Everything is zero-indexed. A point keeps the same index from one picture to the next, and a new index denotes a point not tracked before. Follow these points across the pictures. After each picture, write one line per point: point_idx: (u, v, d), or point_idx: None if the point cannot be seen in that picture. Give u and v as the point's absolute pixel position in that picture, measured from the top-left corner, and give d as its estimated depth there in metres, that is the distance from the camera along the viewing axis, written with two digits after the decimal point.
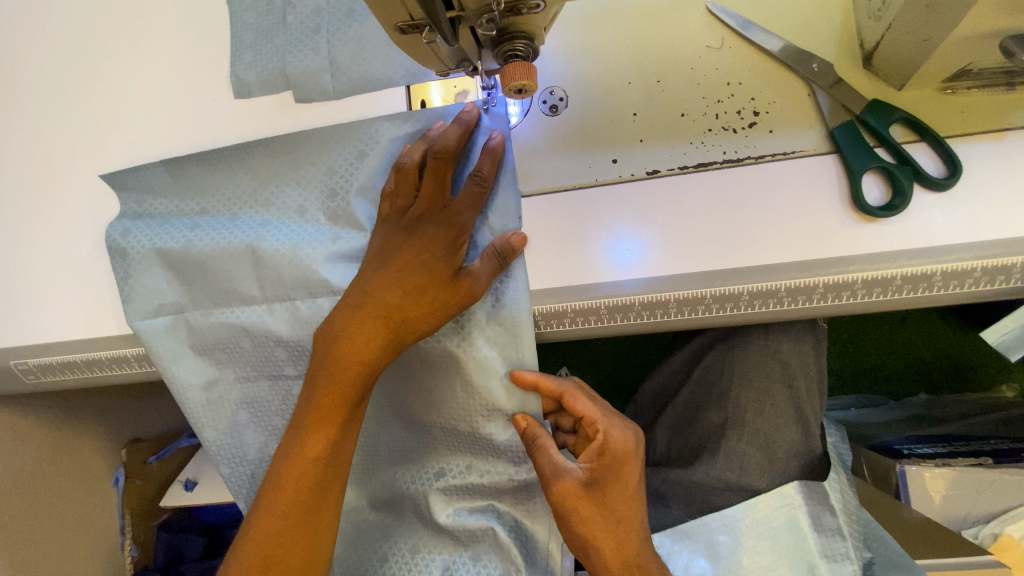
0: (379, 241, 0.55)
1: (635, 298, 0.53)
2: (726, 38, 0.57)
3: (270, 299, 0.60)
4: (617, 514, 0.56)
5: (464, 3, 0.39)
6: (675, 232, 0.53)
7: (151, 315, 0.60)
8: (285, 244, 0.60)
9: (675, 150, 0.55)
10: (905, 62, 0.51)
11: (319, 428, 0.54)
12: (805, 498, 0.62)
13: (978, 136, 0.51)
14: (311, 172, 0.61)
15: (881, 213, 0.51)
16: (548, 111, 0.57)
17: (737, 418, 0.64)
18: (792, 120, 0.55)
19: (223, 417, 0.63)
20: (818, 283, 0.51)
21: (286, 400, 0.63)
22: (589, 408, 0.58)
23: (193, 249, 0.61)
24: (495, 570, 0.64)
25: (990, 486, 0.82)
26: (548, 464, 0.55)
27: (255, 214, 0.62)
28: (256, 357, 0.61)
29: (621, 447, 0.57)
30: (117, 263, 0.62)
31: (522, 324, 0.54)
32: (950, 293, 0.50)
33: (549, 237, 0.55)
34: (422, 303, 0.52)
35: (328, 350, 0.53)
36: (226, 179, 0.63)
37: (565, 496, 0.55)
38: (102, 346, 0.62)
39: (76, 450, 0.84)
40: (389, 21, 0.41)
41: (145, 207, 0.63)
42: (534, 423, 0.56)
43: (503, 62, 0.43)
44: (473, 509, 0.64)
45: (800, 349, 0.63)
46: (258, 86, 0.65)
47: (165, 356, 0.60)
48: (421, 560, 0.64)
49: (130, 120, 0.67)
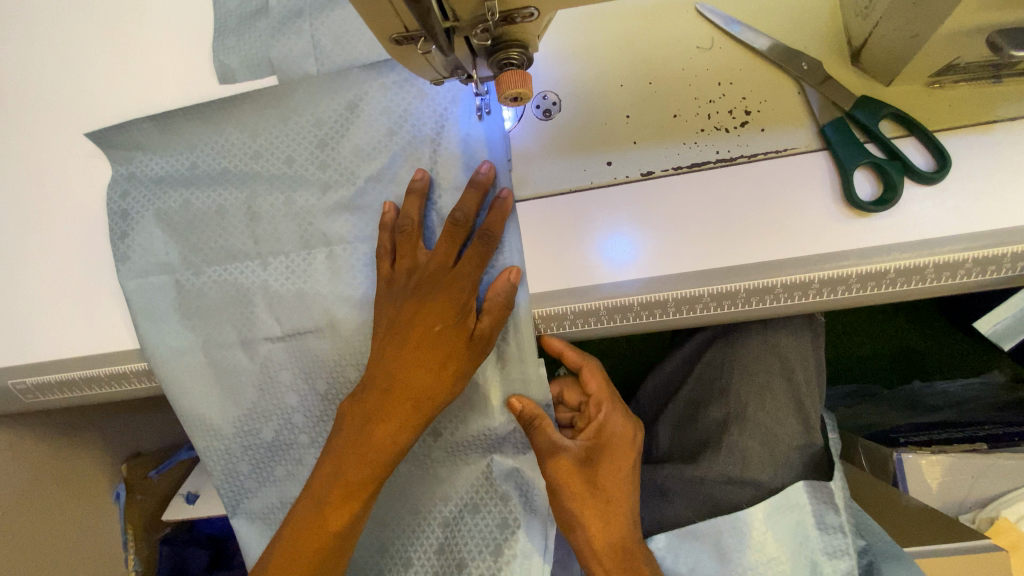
0: (388, 309, 0.56)
1: (634, 298, 0.54)
2: (715, 39, 0.58)
3: (264, 253, 0.61)
4: (607, 495, 0.59)
5: (458, 13, 0.39)
6: (669, 218, 0.54)
7: (147, 273, 0.62)
8: (278, 199, 0.61)
9: (669, 151, 0.56)
10: (893, 58, 0.52)
11: (343, 504, 0.56)
12: (811, 497, 0.60)
13: (964, 129, 0.52)
14: (298, 124, 0.61)
15: (872, 208, 0.51)
16: (542, 116, 0.58)
17: (739, 412, 0.65)
18: (783, 119, 0.55)
19: (207, 396, 0.63)
20: (814, 278, 0.52)
21: (263, 368, 0.62)
22: (598, 391, 0.62)
23: (192, 207, 0.62)
24: (495, 520, 0.63)
25: (988, 472, 0.83)
26: (545, 441, 0.56)
27: (245, 165, 0.62)
28: (234, 314, 0.61)
29: (617, 433, 0.61)
30: (118, 223, 0.63)
31: (528, 328, 0.56)
32: (943, 284, 0.52)
33: (547, 238, 0.55)
34: (444, 381, 0.55)
35: (362, 438, 0.55)
36: (215, 132, 0.63)
37: (561, 472, 0.57)
38: (100, 359, 0.61)
39: (74, 463, 0.83)
40: (383, 33, 0.40)
41: (137, 164, 0.64)
42: (530, 404, 0.57)
43: (498, 70, 0.43)
44: (468, 463, 0.63)
45: (799, 344, 0.65)
46: (242, 72, 0.63)
47: (155, 313, 0.61)
48: (424, 520, 0.66)
49: (112, 116, 0.65)
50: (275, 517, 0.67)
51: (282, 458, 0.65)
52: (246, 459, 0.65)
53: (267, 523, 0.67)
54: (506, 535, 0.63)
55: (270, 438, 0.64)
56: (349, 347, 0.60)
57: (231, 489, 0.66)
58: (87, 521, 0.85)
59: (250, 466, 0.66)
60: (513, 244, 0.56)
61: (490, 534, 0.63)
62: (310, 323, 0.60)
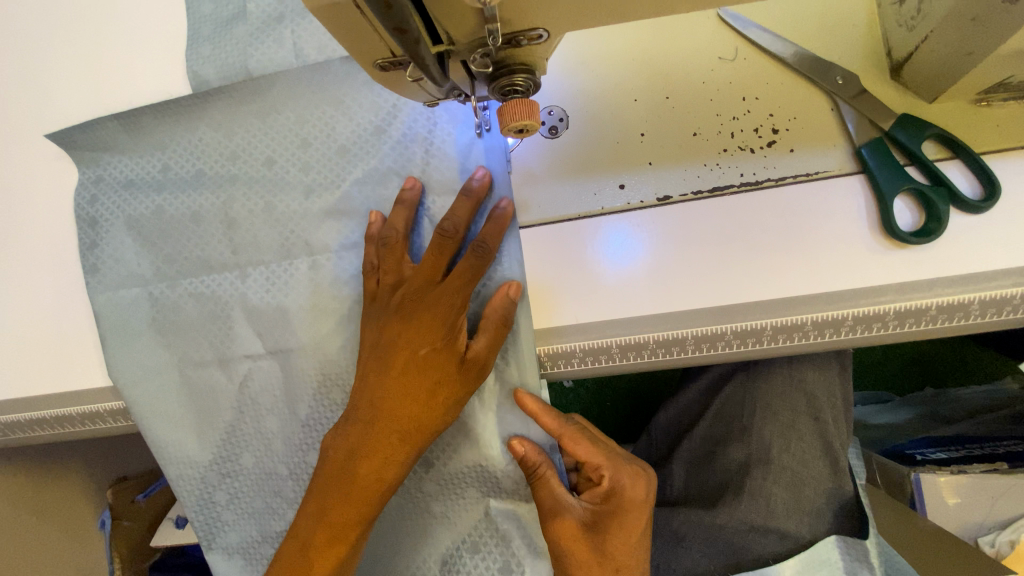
0: (373, 330, 0.51)
1: (649, 336, 0.49)
2: (739, 49, 0.53)
3: (243, 264, 0.56)
4: (616, 564, 0.52)
5: (453, 37, 0.34)
6: (689, 245, 0.49)
7: (118, 286, 0.57)
8: (257, 203, 0.56)
9: (689, 173, 0.51)
10: (939, 74, 0.47)
11: (329, 548, 0.52)
12: (843, 555, 0.57)
13: (1017, 151, 0.47)
14: (279, 121, 0.56)
15: (913, 240, 0.46)
16: (548, 133, 0.53)
17: (763, 454, 0.61)
18: (814, 137, 0.50)
19: (182, 418, 0.57)
20: (847, 315, 0.47)
21: (243, 389, 0.57)
22: (592, 454, 0.52)
23: (164, 214, 0.57)
24: (496, 563, 0.57)
25: (1009, 492, 0.74)
26: (548, 498, 0.51)
27: (221, 169, 0.57)
28: (211, 330, 0.56)
29: (629, 493, 0.52)
30: (86, 231, 0.58)
31: (530, 355, 0.51)
32: (988, 321, 0.47)
33: (553, 270, 0.50)
34: (435, 409, 0.50)
35: (346, 476, 0.51)
36: (188, 131, 0.58)
37: (563, 535, 0.51)
38: (68, 399, 0.56)
39: (54, 486, 0.79)
40: (367, 58, 0.35)
41: (104, 166, 0.59)
42: (531, 450, 0.52)
43: (501, 97, 0.38)
44: (464, 501, 0.57)
45: (825, 379, 0.61)
46: (218, 82, 0.58)
47: (126, 329, 0.56)
48: (418, 557, 0.59)
49: (75, 116, 0.59)
50: (256, 550, 0.60)
51: (261, 488, 0.59)
52: (220, 488, 0.59)
53: (243, 557, 0.60)
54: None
55: (251, 465, 0.58)
56: (339, 385, 0.55)
57: (205, 518, 0.59)
58: (65, 549, 0.80)
59: (228, 496, 0.59)
60: (512, 255, 0.51)
61: None
62: (295, 355, 0.55)
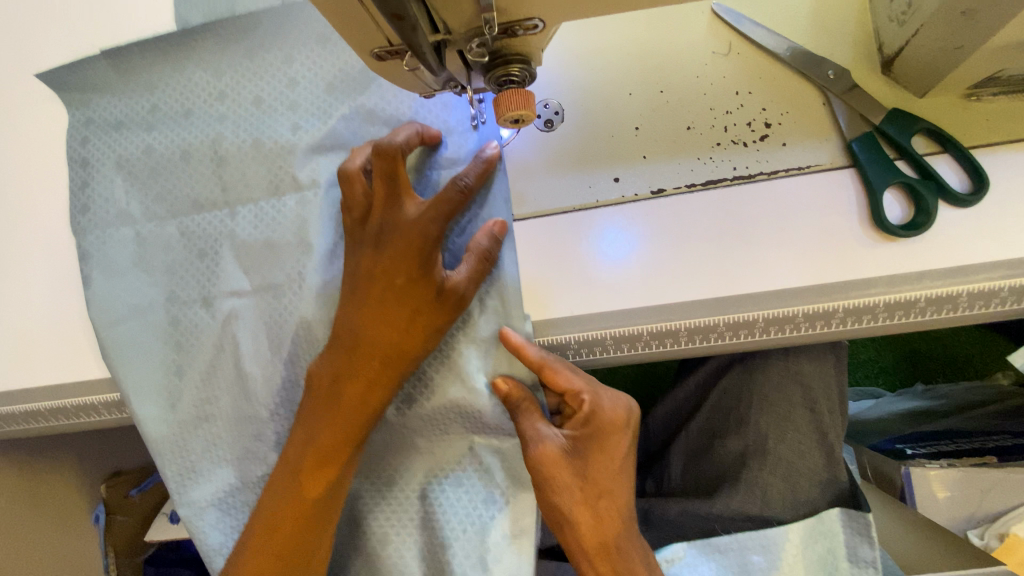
0: (353, 261, 0.51)
1: (644, 328, 0.49)
2: (733, 44, 0.53)
3: (233, 202, 0.55)
4: (599, 487, 0.52)
5: (450, 25, 0.34)
6: (682, 229, 0.50)
7: (108, 224, 0.56)
8: (244, 140, 0.55)
9: (682, 167, 0.51)
10: (929, 69, 0.47)
11: (315, 474, 0.52)
12: (844, 527, 0.58)
13: (1004, 146, 0.48)
14: (266, 60, 0.56)
15: (902, 233, 0.47)
16: (543, 126, 0.53)
17: (759, 445, 0.62)
18: (806, 132, 0.51)
19: (161, 357, 0.55)
20: (838, 307, 0.48)
21: (226, 327, 0.54)
22: (574, 382, 0.49)
23: (154, 152, 0.57)
24: (480, 494, 0.55)
25: (999, 485, 0.74)
26: (528, 429, 0.50)
27: (210, 109, 0.57)
28: (192, 266, 0.55)
29: (609, 416, 0.51)
30: (76, 171, 0.57)
31: (516, 303, 0.50)
32: (975, 313, 0.48)
33: (546, 258, 0.51)
34: (415, 337, 0.49)
35: (331, 401, 0.51)
36: (177, 72, 0.57)
37: (547, 464, 0.50)
38: (53, 389, 0.54)
39: (48, 475, 0.78)
40: (364, 46, 0.36)
41: (94, 108, 0.58)
42: (515, 386, 0.50)
43: (497, 88, 0.39)
44: (449, 436, 0.55)
45: (822, 370, 0.61)
46: (210, 64, 0.57)
47: (111, 290, 0.55)
48: (400, 494, 0.57)
49: (65, 57, 0.60)
50: (232, 499, 0.56)
51: (240, 432, 0.55)
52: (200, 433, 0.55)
53: (219, 508, 0.56)
54: (492, 513, 0.55)
55: (227, 410, 0.55)
56: None
57: (179, 468, 0.55)
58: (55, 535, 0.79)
59: (205, 444, 0.55)
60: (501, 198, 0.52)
61: (475, 510, 0.55)
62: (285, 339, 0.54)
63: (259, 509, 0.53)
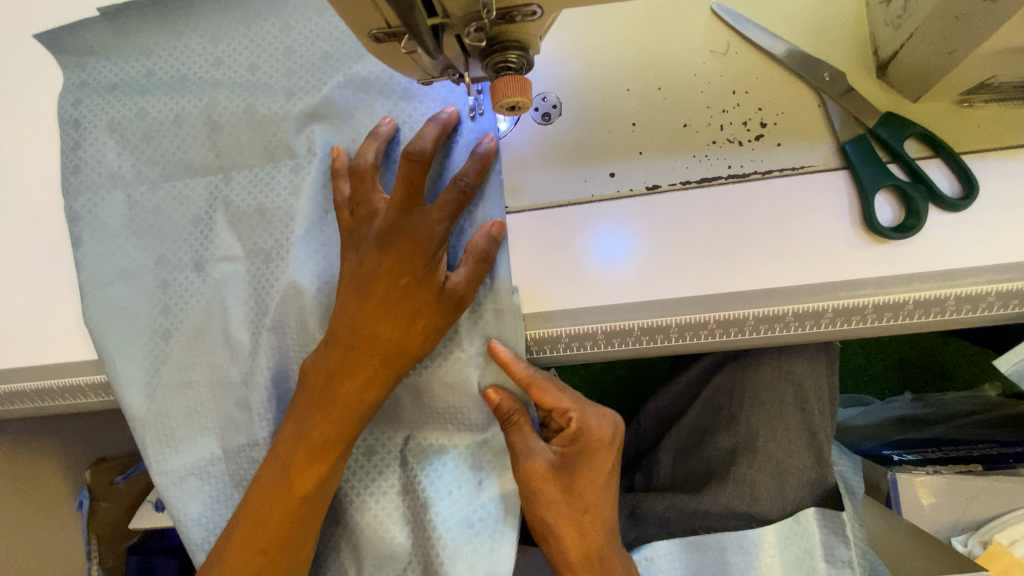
0: (352, 261, 0.50)
1: (635, 323, 0.49)
2: (731, 43, 0.54)
3: (227, 166, 0.55)
4: (584, 502, 0.52)
5: (448, 9, 0.34)
6: (677, 221, 0.50)
7: (99, 187, 0.55)
8: (239, 106, 0.55)
9: (678, 164, 0.51)
10: (922, 74, 0.48)
11: (308, 468, 0.50)
12: (821, 527, 0.60)
13: (994, 152, 0.49)
14: (264, 29, 0.56)
15: (893, 235, 0.47)
16: (541, 119, 0.53)
17: (749, 443, 0.62)
18: (801, 132, 0.51)
19: (147, 320, 0.54)
20: (828, 307, 0.48)
21: (216, 292, 0.54)
22: (560, 400, 0.50)
23: (147, 115, 0.56)
24: (467, 462, 0.54)
25: (983, 493, 0.74)
26: (518, 444, 0.50)
27: (206, 73, 0.56)
28: (185, 233, 0.54)
29: (596, 435, 0.51)
30: (68, 133, 0.57)
31: (512, 307, 0.50)
32: (963, 317, 0.48)
33: (541, 253, 0.51)
34: (415, 336, 0.48)
35: (327, 398, 0.49)
36: (174, 37, 0.57)
37: (533, 478, 0.50)
38: (37, 365, 0.54)
39: (31, 459, 0.77)
40: (362, 27, 0.36)
41: (87, 70, 0.58)
42: (507, 398, 0.49)
43: (494, 74, 0.39)
44: (433, 406, 0.52)
45: (814, 370, 0.62)
46: (207, 39, 0.57)
47: (99, 267, 0.54)
48: (381, 475, 0.55)
49: (62, 19, 0.59)
50: (214, 469, 0.54)
51: (220, 399, 0.54)
52: (176, 404, 0.53)
53: (200, 477, 0.54)
54: (478, 477, 0.53)
55: (205, 379, 0.54)
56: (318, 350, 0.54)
57: (159, 433, 0.53)
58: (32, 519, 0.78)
59: (186, 410, 0.54)
60: (494, 192, 0.52)
61: (462, 477, 0.54)
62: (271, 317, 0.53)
63: (244, 505, 0.51)
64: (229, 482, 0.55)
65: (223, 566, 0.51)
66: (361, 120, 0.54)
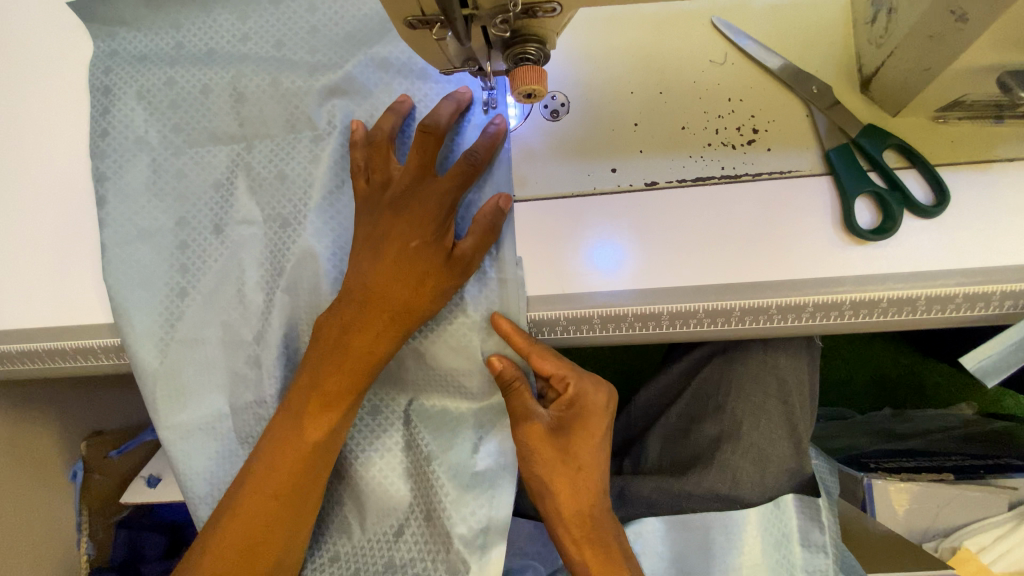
0: (367, 224, 0.53)
1: (629, 309, 0.52)
2: (729, 54, 0.58)
3: (249, 136, 0.58)
4: (579, 462, 0.55)
5: (478, 2, 0.38)
6: (674, 208, 0.54)
7: (125, 149, 0.58)
8: (264, 79, 0.58)
9: (675, 163, 0.55)
10: (902, 91, 0.52)
11: (321, 414, 0.52)
12: (799, 513, 0.64)
13: (965, 165, 0.53)
14: (291, 8, 0.59)
15: (871, 237, 0.51)
16: (549, 116, 0.57)
17: (732, 430, 0.65)
18: (790, 140, 0.55)
19: (164, 277, 0.56)
20: (809, 302, 0.52)
21: (233, 253, 0.56)
22: (558, 366, 0.52)
23: (175, 85, 0.59)
24: (467, 421, 0.57)
25: (952, 502, 0.77)
26: (518, 406, 0.52)
27: (234, 49, 0.59)
28: (206, 199, 0.57)
29: (590, 398, 0.54)
30: (98, 99, 0.59)
31: (517, 279, 0.53)
32: (933, 317, 0.52)
33: (545, 235, 0.54)
34: (424, 296, 0.51)
35: (338, 350, 0.51)
36: (205, 12, 0.60)
37: (531, 438, 0.53)
38: (54, 317, 0.56)
39: (30, 423, 0.79)
40: (398, 14, 0.39)
41: (119, 40, 0.61)
42: (509, 366, 0.52)
43: (514, 65, 0.42)
44: (436, 368, 0.55)
45: (796, 365, 0.65)
46: (236, 16, 0.60)
47: (121, 226, 0.56)
48: (385, 434, 0.58)
49: None
50: (221, 426, 0.56)
51: (230, 356, 0.56)
52: (187, 360, 0.56)
53: (207, 433, 0.56)
54: (477, 435, 0.57)
55: (217, 337, 0.56)
56: None
57: (170, 388, 0.55)
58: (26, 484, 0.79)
59: (197, 367, 0.56)
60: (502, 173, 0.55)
61: (462, 434, 0.57)
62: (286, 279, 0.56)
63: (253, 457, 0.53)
64: (235, 440, 0.57)
65: (232, 513, 0.52)
66: (379, 97, 0.57)
